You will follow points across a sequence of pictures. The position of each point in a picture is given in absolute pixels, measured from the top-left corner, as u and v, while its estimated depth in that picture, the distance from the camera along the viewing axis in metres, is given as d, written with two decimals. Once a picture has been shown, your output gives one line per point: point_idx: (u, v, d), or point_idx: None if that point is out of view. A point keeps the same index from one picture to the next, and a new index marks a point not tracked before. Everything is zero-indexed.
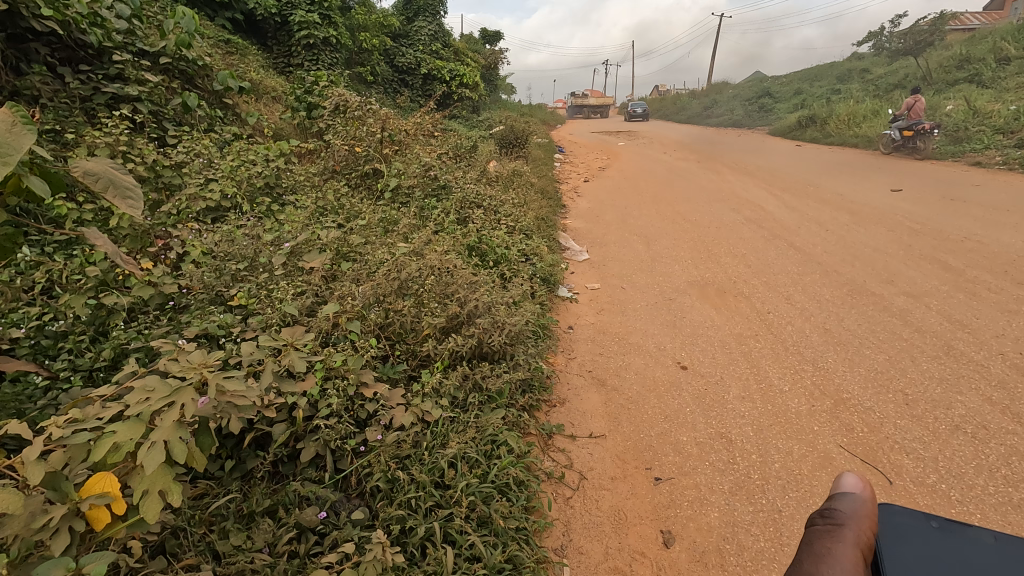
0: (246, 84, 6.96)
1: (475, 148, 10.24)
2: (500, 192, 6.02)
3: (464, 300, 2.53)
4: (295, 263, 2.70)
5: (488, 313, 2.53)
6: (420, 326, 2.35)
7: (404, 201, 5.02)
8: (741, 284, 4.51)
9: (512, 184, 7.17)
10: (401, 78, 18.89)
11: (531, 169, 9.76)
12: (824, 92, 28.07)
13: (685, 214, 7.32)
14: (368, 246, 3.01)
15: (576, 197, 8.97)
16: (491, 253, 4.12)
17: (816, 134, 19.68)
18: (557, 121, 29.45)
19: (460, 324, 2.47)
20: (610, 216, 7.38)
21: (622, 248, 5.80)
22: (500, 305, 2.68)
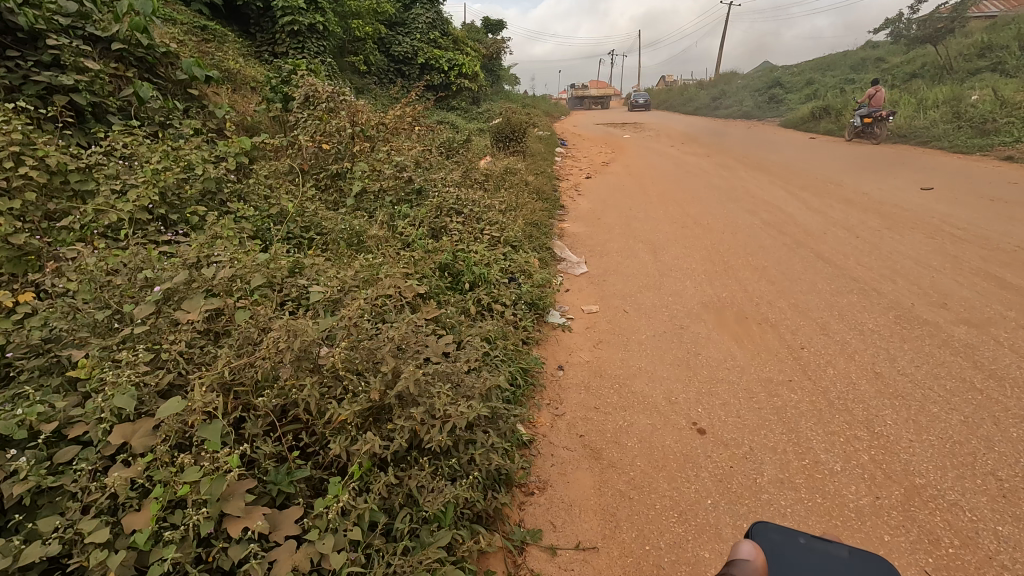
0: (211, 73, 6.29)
1: (468, 143, 9.56)
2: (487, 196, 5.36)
3: (400, 369, 1.88)
4: (167, 312, 2.17)
5: (434, 388, 1.89)
6: (333, 411, 1.69)
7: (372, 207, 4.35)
8: (764, 307, 3.82)
9: (504, 185, 6.50)
10: (398, 68, 18.17)
11: (528, 165, 9.06)
12: (837, 82, 27.10)
13: (696, 216, 6.61)
14: (266, 288, 2.53)
15: (576, 197, 8.28)
16: (466, 273, 3.45)
17: (830, 126, 18.83)
18: (561, 113, 28.65)
19: (392, 406, 1.84)
20: (612, 219, 6.68)
21: (625, 258, 5.12)
22: (453, 372, 2.04)
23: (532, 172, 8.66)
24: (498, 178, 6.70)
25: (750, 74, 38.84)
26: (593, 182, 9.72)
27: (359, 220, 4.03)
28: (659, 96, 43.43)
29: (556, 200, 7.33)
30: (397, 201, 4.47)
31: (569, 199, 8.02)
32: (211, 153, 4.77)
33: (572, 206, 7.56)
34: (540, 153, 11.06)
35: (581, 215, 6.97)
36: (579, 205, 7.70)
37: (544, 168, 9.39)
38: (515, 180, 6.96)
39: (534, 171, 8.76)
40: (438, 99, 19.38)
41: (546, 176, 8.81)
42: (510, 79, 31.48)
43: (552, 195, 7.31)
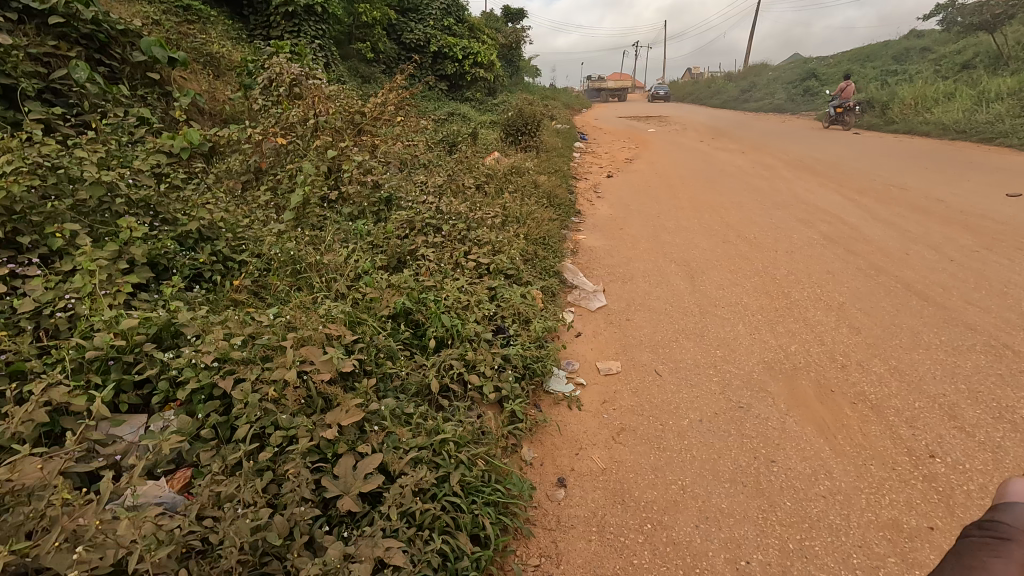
0: (175, 52, 5.18)
1: (474, 137, 8.48)
2: (482, 204, 4.33)
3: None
4: None
5: None
6: None
7: (324, 220, 3.33)
8: (854, 372, 2.73)
9: (506, 189, 5.44)
10: (409, 57, 17.21)
11: (541, 163, 8.00)
12: (878, 74, 25.38)
13: (739, 228, 5.49)
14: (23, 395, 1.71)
15: (593, 200, 7.18)
16: (431, 329, 2.45)
17: (875, 120, 17.29)
18: (582, 105, 27.42)
19: None
20: (636, 230, 5.58)
21: (656, 285, 4.03)
22: None
23: (544, 171, 7.56)
24: (500, 180, 5.64)
25: (783, 66, 36.93)
26: (613, 183, 8.58)
27: (300, 244, 3.05)
28: (685, 89, 41.74)
29: (571, 205, 6.26)
30: (359, 212, 3.46)
31: (586, 203, 6.92)
32: (137, 148, 3.83)
33: (588, 212, 6.46)
34: (556, 148, 9.96)
35: (600, 224, 5.88)
36: (598, 210, 6.60)
37: (559, 166, 8.30)
38: (522, 180, 5.88)
39: (548, 170, 7.67)
40: (451, 90, 18.38)
41: (562, 176, 7.70)
42: (530, 71, 30.32)
43: (567, 199, 6.24)
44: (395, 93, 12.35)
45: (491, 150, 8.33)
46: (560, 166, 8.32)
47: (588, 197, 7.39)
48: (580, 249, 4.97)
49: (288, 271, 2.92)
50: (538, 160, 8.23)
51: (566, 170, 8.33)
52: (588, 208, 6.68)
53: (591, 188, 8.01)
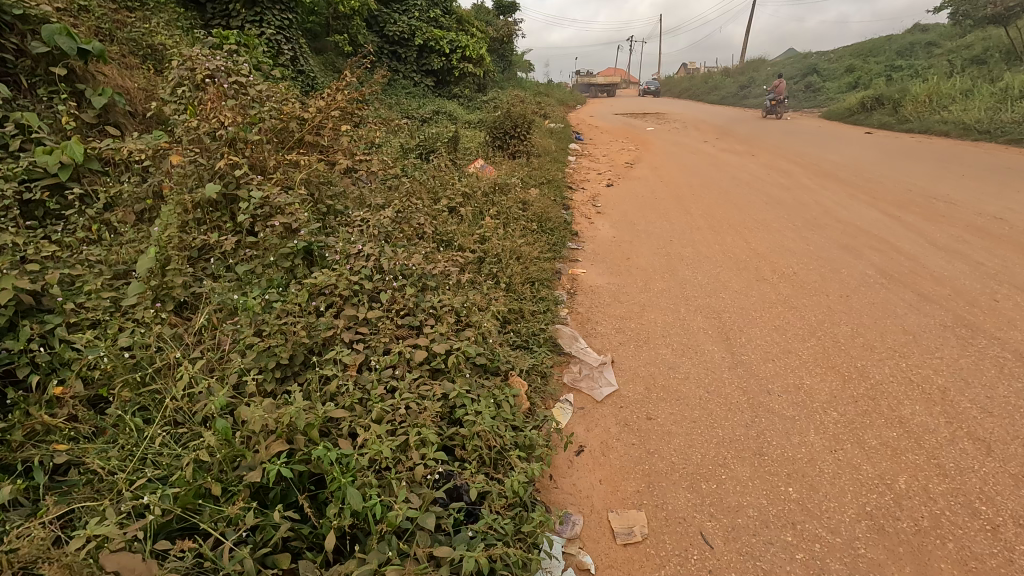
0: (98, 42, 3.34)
1: (455, 142, 7.43)
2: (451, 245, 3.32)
3: None
4: None
5: None
6: None
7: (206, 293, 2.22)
8: (1014, 543, 1.74)
9: (486, 213, 4.41)
10: (392, 50, 16.13)
11: (532, 172, 6.97)
12: (882, 69, 24.49)
13: (773, 258, 4.48)
14: None
15: (592, 218, 6.15)
16: (328, 520, 1.42)
17: (886, 118, 16.34)
18: (576, 101, 26.38)
19: None
20: (646, 260, 4.56)
21: (681, 352, 3.02)
22: None
23: (534, 183, 6.52)
24: (479, 201, 4.60)
25: (782, 61, 35.97)
26: (615, 193, 7.55)
27: (155, 334, 1.96)
28: (682, 85, 40.72)
29: (567, 227, 5.25)
30: (265, 270, 2.34)
31: (584, 222, 5.90)
32: None
33: (586, 235, 5.43)
34: (549, 153, 8.92)
35: (601, 252, 4.86)
36: (599, 231, 5.58)
37: (553, 175, 7.27)
38: (507, 199, 4.84)
39: (539, 181, 6.63)
40: (437, 86, 17.28)
41: (556, 189, 6.66)
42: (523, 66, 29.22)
43: (561, 220, 5.22)
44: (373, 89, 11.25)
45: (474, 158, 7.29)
46: (553, 175, 7.29)
47: (586, 213, 6.36)
48: (579, 291, 3.95)
49: (130, 382, 1.84)
50: (529, 168, 7.19)
51: (561, 180, 7.29)
52: (586, 228, 5.66)
53: (589, 200, 6.98)
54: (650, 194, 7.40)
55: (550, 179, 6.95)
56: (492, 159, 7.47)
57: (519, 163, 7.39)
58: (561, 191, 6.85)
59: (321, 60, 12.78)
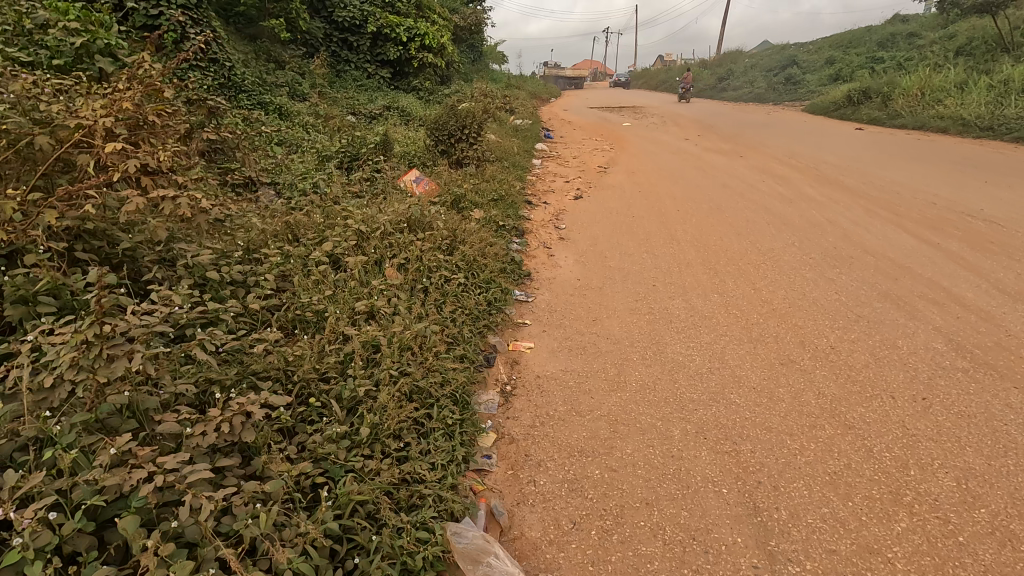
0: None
1: (384, 149, 6.03)
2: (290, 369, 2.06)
3: None
4: None
5: None
6: None
7: None
8: None
9: (386, 263, 3.05)
10: (342, 37, 14.61)
11: (480, 186, 5.64)
12: (863, 60, 23.62)
13: (794, 321, 3.22)
14: None
15: (552, 247, 4.85)
16: None
17: (875, 112, 15.31)
18: (549, 94, 25.03)
19: None
20: (619, 323, 3.28)
21: (678, 547, 1.73)
22: None
23: (479, 202, 5.18)
24: (383, 240, 3.22)
25: (760, 53, 35.07)
26: (583, 208, 6.25)
27: None
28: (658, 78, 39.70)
29: (514, 267, 3.93)
30: None
31: (541, 254, 4.60)
32: None
33: (542, 275, 4.11)
34: (506, 161, 7.60)
35: (559, 307, 3.54)
36: (559, 268, 4.28)
37: (505, 188, 5.94)
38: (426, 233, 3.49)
39: (486, 199, 5.30)
40: (395, 78, 15.79)
41: (506, 210, 5.34)
42: (496, 57, 27.80)
43: (506, 257, 3.90)
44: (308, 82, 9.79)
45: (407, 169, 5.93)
46: (506, 188, 5.96)
47: (546, 239, 5.04)
48: (519, 388, 2.64)
49: None
50: (475, 181, 5.84)
51: (515, 194, 5.98)
52: (542, 265, 4.35)
53: (550, 220, 5.70)
54: (623, 210, 6.13)
55: (502, 195, 5.63)
56: (432, 168, 6.11)
57: (464, 174, 6.05)
58: (515, 209, 5.53)
59: (253, 47, 11.25)
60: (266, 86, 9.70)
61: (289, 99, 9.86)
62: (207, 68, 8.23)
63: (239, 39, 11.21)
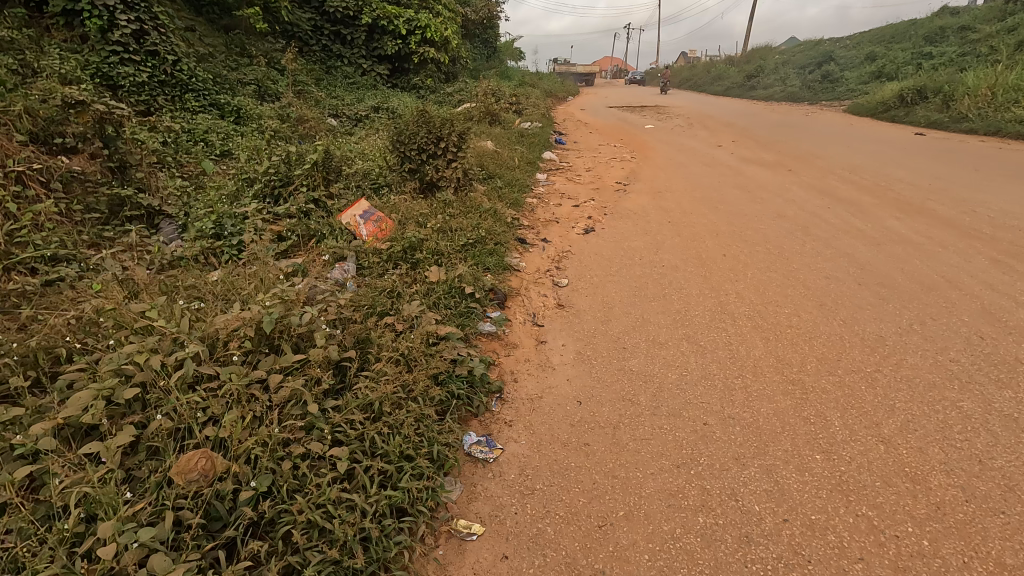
0: None
1: (329, 170, 4.56)
2: None
3: None
4: None
5: None
6: None
7: None
8: None
9: (190, 444, 1.57)
10: (333, 30, 13.29)
11: (452, 223, 4.15)
12: (909, 55, 21.57)
13: (989, 551, 1.66)
14: None
15: (544, 321, 3.33)
16: None
17: (934, 115, 13.43)
18: (565, 91, 23.45)
19: None
20: (648, 541, 1.74)
21: None
22: None
23: (442, 250, 3.67)
24: (203, 382, 1.73)
25: (791, 48, 32.93)
26: (594, 248, 4.69)
27: None
28: (682, 75, 37.75)
29: (473, 383, 2.41)
30: None
31: (526, 337, 3.07)
32: None
33: (522, 390, 2.58)
34: (498, 181, 6.08)
35: (541, 478, 2.01)
36: (551, 372, 2.74)
37: (487, 223, 4.43)
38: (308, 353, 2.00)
39: (455, 244, 3.79)
40: (392, 75, 14.42)
41: (484, 258, 3.82)
42: (509, 52, 26.28)
43: (459, 370, 2.37)
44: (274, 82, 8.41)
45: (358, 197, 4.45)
46: (489, 223, 4.45)
47: (537, 305, 3.52)
48: None
49: None
50: (445, 214, 4.35)
51: (501, 231, 4.46)
52: (525, 362, 2.82)
53: (546, 269, 4.16)
54: (647, 251, 4.57)
55: (480, 234, 4.10)
56: (394, 197, 4.62)
57: (434, 205, 4.56)
58: (498, 254, 4.01)
59: (223, 40, 9.94)
60: (226, 85, 8.34)
61: (254, 100, 8.50)
62: (143, 62, 6.89)
63: (208, 31, 9.89)
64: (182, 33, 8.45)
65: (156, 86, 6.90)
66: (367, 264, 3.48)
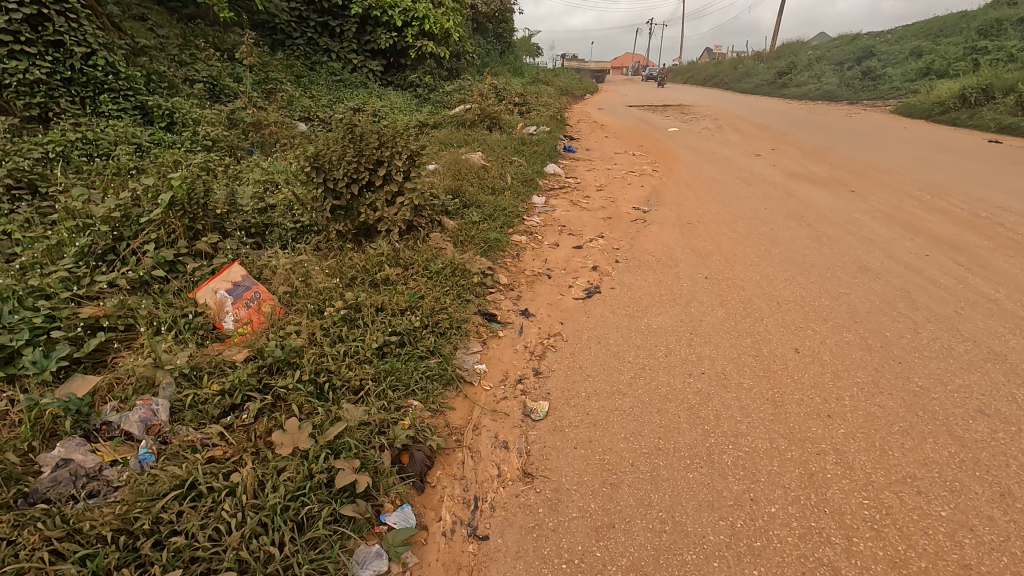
0: None
1: (194, 218, 3.05)
2: None
3: None
4: None
5: None
6: None
7: None
8: None
9: None
10: (320, 20, 11.93)
11: (371, 302, 2.68)
12: (963, 50, 19.51)
13: None
14: None
15: (492, 518, 1.85)
16: None
17: (1008, 118, 11.57)
18: (581, 88, 21.83)
19: None
20: None
21: None
22: None
23: (327, 374, 2.19)
24: None
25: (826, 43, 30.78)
26: (596, 327, 3.17)
27: None
28: (706, 71, 35.78)
29: None
30: None
31: None
32: None
33: None
34: (472, 215, 4.58)
35: None
36: None
37: (430, 296, 2.93)
38: None
39: (359, 354, 2.33)
40: (387, 71, 13.00)
41: (403, 379, 2.34)
42: (525, 48, 24.67)
43: None
44: (225, 108, 7.17)
45: (229, 259, 2.92)
46: (433, 295, 2.96)
47: (485, 474, 2.03)
48: None
49: None
50: (361, 286, 2.85)
51: (451, 307, 2.95)
52: None
53: (518, 377, 2.66)
54: (675, 337, 3.03)
55: (408, 325, 2.59)
56: (297, 254, 3.14)
57: (357, 267, 3.08)
58: (431, 360, 2.52)
59: (179, 32, 8.63)
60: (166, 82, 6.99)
61: (199, 101, 7.13)
62: (41, 55, 5.55)
63: (161, 20, 8.58)
64: (116, 22, 7.13)
65: (57, 85, 5.57)
66: (192, 399, 2.03)
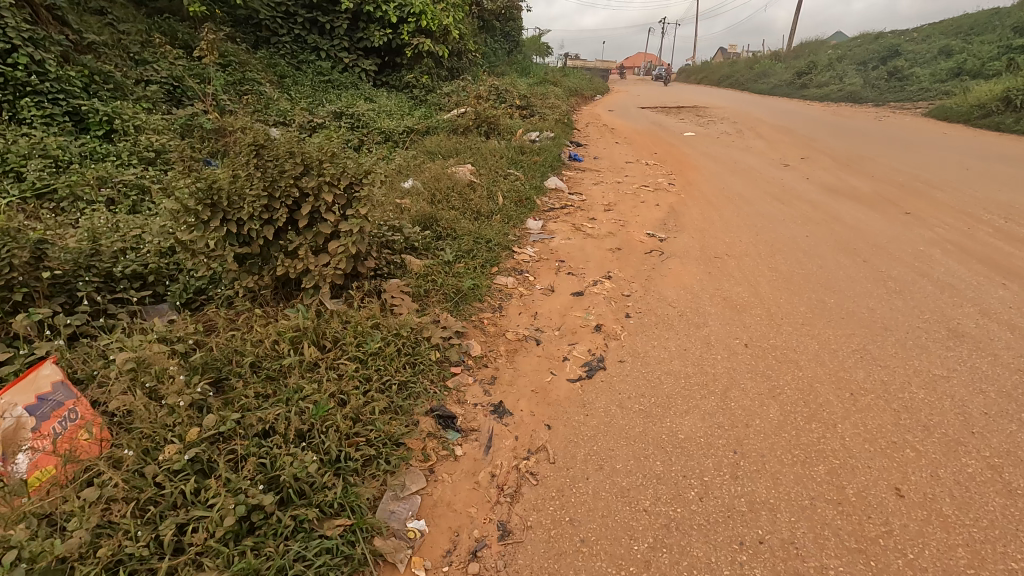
0: None
1: (10, 283, 2.24)
2: None
3: None
4: None
5: None
6: None
7: None
8: None
9: None
10: (307, 16, 11.07)
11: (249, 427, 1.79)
12: (998, 49, 18.24)
13: None
14: None
15: None
16: None
17: None
18: (591, 89, 20.81)
19: None
20: None
21: None
22: None
23: None
24: None
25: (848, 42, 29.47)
26: (599, 438, 2.23)
27: None
28: (721, 71, 34.59)
29: None
30: None
31: None
32: None
33: None
34: (445, 253, 3.63)
35: None
36: None
37: (352, 403, 2.02)
38: None
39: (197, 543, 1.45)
40: (382, 71, 12.13)
41: None
42: (534, 46, 23.66)
43: None
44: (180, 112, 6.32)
45: (51, 351, 2.01)
46: (357, 399, 2.04)
47: None
48: None
49: None
50: (245, 398, 1.95)
51: (381, 418, 2.03)
52: None
53: (473, 544, 1.73)
54: (712, 461, 2.08)
55: (298, 472, 1.67)
56: (171, 340, 2.25)
57: (248, 363, 2.19)
58: (329, 530, 1.60)
59: (142, 26, 7.79)
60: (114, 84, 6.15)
61: (151, 105, 6.30)
62: None
63: (124, 14, 7.75)
64: (60, 14, 6.29)
65: None
66: None
